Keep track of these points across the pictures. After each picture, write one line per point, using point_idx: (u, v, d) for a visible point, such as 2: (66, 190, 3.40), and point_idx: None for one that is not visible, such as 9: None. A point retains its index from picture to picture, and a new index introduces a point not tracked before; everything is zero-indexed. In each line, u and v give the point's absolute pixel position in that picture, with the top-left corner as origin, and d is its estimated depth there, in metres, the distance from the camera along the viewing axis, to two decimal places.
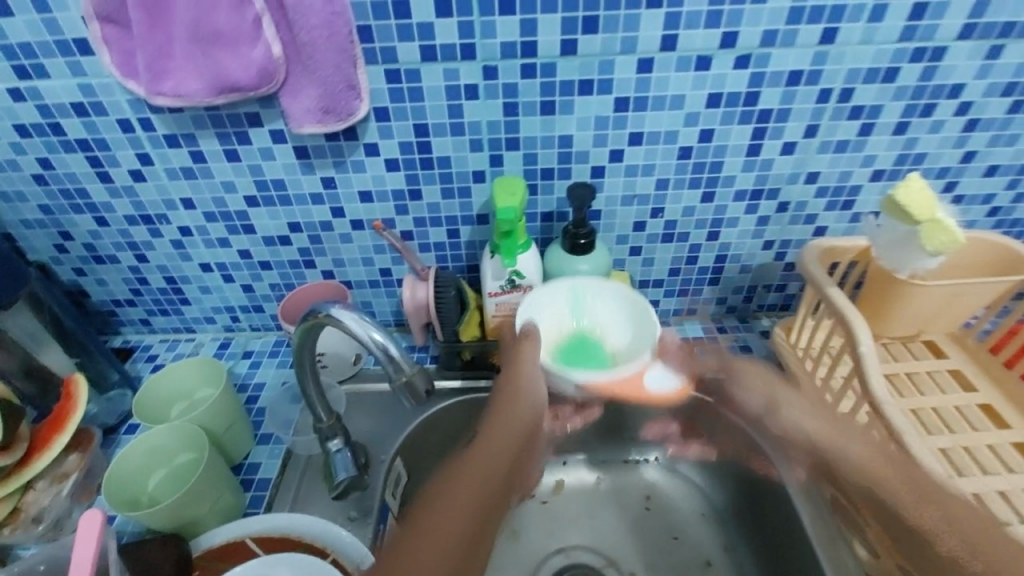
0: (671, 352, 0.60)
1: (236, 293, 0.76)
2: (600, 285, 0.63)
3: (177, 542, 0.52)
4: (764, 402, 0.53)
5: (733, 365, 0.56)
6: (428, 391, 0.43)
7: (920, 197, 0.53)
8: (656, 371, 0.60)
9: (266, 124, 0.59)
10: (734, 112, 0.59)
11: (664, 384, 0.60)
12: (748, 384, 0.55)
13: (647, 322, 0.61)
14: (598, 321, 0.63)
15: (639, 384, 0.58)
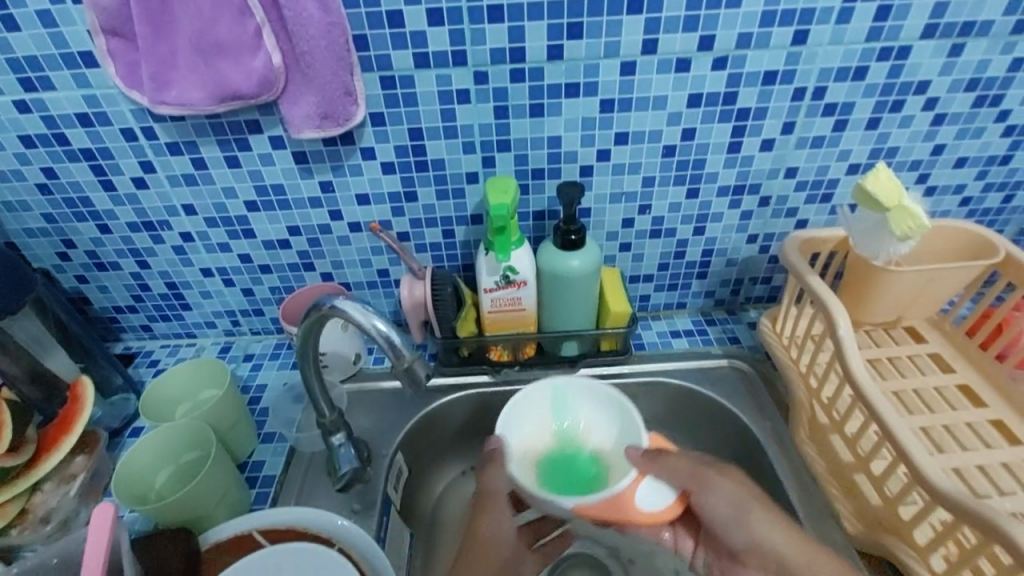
0: (654, 464, 0.57)
1: (237, 297, 0.77)
2: (579, 389, 0.65)
3: (186, 537, 0.53)
4: (730, 511, 0.56)
5: (705, 476, 0.56)
6: (428, 378, 0.45)
7: (888, 186, 0.56)
8: (647, 487, 0.57)
9: (266, 131, 0.62)
10: (714, 111, 0.62)
11: (658, 503, 0.57)
12: (718, 490, 0.56)
13: (630, 425, 0.61)
14: (584, 430, 0.64)
15: (630, 502, 0.56)
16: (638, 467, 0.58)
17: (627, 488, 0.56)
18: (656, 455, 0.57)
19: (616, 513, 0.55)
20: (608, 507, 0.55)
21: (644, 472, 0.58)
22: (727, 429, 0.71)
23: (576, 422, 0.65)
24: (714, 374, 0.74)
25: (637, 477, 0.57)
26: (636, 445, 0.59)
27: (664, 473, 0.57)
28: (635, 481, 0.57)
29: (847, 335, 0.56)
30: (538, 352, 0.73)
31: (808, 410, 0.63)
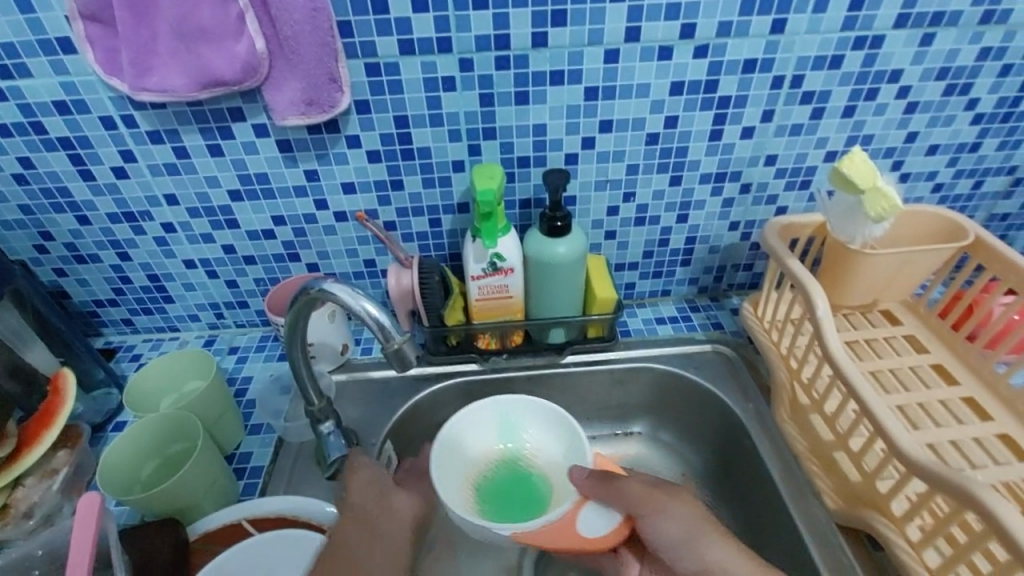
0: (599, 486, 0.55)
1: (221, 289, 0.77)
2: (524, 409, 0.66)
3: (174, 527, 0.53)
4: (681, 536, 0.49)
5: (656, 499, 0.50)
6: (417, 360, 0.45)
7: (863, 169, 0.58)
8: (591, 510, 0.54)
9: (249, 118, 0.61)
10: (696, 99, 0.63)
11: (601, 528, 0.53)
12: (673, 514, 0.49)
13: (575, 446, 0.62)
14: (530, 453, 0.66)
15: (569, 527, 0.53)
16: (582, 490, 0.56)
17: (567, 514, 0.54)
18: (600, 478, 0.55)
19: (555, 539, 0.52)
20: (546, 536, 0.52)
21: (588, 495, 0.55)
22: (712, 413, 0.73)
23: (521, 443, 0.66)
24: (698, 359, 0.75)
25: (578, 502, 0.55)
26: (581, 468, 0.58)
27: (610, 496, 0.54)
28: (576, 505, 0.55)
29: (825, 316, 0.57)
30: (525, 340, 0.74)
31: (789, 391, 0.65)
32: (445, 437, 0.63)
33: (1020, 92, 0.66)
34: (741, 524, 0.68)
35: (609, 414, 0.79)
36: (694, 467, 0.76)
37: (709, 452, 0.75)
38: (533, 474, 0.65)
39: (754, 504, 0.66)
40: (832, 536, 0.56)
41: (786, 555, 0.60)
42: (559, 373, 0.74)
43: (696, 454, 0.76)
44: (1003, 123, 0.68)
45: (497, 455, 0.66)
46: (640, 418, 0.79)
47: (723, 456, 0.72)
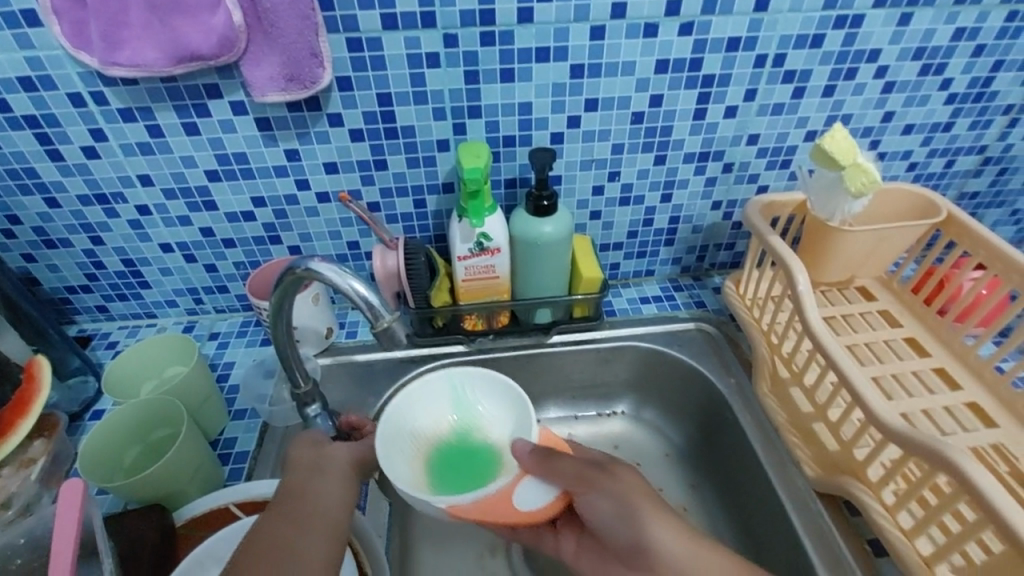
0: (540, 463, 0.51)
1: (199, 273, 0.75)
2: (481, 380, 0.60)
3: (159, 513, 0.52)
4: (615, 512, 0.47)
5: (591, 476, 0.49)
6: (408, 339, 0.45)
7: (844, 145, 0.59)
8: (529, 485, 0.51)
9: (226, 96, 0.59)
10: (681, 77, 0.63)
11: (537, 502, 0.50)
12: (607, 490, 0.48)
13: (524, 419, 0.56)
14: (483, 425, 0.60)
15: (506, 500, 0.50)
16: (523, 465, 0.52)
17: (505, 488, 0.50)
18: (543, 455, 0.51)
19: (491, 513, 0.48)
20: (483, 508, 0.49)
21: (529, 470, 0.51)
22: (696, 388, 0.74)
23: (475, 415, 0.60)
24: (681, 337, 0.76)
25: (518, 476, 0.51)
26: (527, 442, 0.53)
27: (550, 474, 0.50)
28: (514, 479, 0.51)
29: (805, 291, 0.59)
30: (512, 321, 0.74)
31: (770, 365, 0.67)
32: (396, 406, 0.57)
33: (992, 72, 0.67)
34: (723, 496, 0.70)
35: (592, 393, 0.80)
36: (678, 443, 0.78)
37: (692, 427, 0.76)
38: (484, 446, 0.58)
39: (735, 476, 0.68)
40: (811, 503, 0.58)
41: (767, 523, 0.62)
42: (546, 353, 0.75)
43: (679, 430, 0.78)
44: (975, 103, 0.70)
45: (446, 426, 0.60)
46: (624, 396, 0.81)
47: (705, 431, 0.74)
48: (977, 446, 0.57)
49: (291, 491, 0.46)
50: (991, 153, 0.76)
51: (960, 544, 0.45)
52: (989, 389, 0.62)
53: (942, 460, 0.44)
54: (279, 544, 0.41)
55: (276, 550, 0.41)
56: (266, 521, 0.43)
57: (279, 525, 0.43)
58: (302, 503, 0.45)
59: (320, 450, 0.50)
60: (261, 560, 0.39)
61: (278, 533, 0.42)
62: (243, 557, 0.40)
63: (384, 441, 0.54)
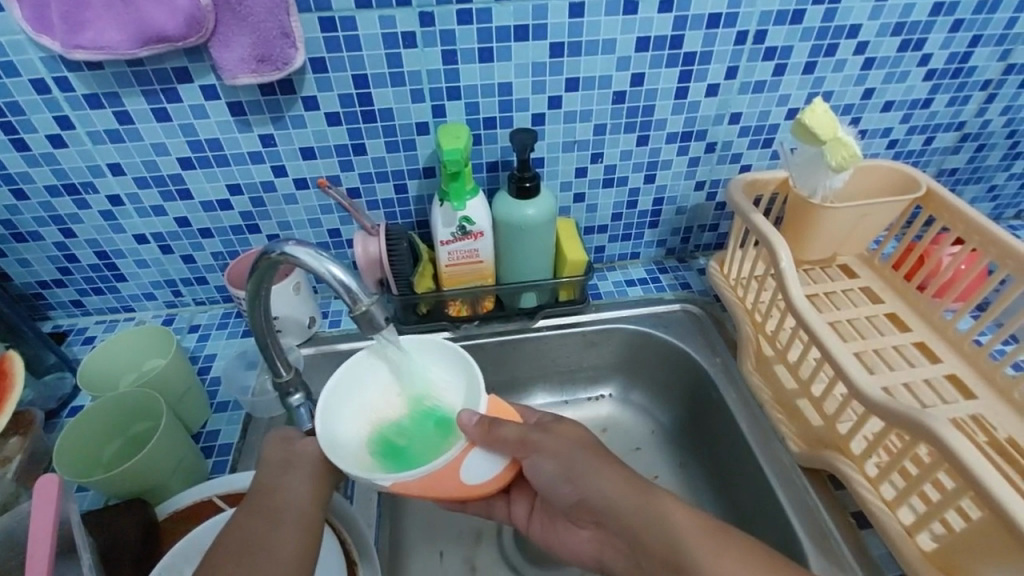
0: (483, 434, 0.49)
1: (176, 265, 0.73)
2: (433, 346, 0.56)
3: (141, 507, 0.51)
4: (559, 474, 0.49)
5: (533, 439, 0.49)
6: (388, 322, 0.44)
7: (824, 120, 0.59)
8: (476, 457, 0.49)
9: (196, 80, 0.58)
10: (662, 56, 0.62)
11: (485, 474, 0.49)
12: (550, 450, 0.49)
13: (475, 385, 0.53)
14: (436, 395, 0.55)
15: (453, 473, 0.48)
16: (470, 436, 0.49)
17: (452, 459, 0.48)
18: (489, 426, 0.49)
19: (437, 487, 0.47)
20: (427, 484, 0.47)
21: (476, 441, 0.49)
22: (683, 369, 0.74)
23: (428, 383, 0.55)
24: (667, 318, 0.77)
25: (466, 447, 0.49)
26: (474, 411, 0.50)
27: (495, 442, 0.49)
28: (463, 451, 0.49)
29: (788, 268, 0.59)
30: (497, 305, 0.74)
31: (754, 343, 0.67)
32: (339, 375, 0.53)
33: (970, 47, 0.68)
34: (710, 474, 0.71)
35: (579, 377, 0.80)
36: (666, 423, 0.78)
37: (678, 408, 0.77)
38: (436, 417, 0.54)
39: (722, 455, 0.69)
40: (796, 478, 0.59)
41: (754, 499, 0.63)
42: (532, 338, 0.75)
43: (666, 411, 0.78)
44: (953, 78, 0.70)
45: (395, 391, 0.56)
46: (612, 379, 0.81)
47: (692, 411, 0.74)
48: (957, 417, 0.58)
49: (266, 486, 0.46)
50: (969, 130, 0.77)
51: (940, 512, 0.46)
52: (967, 360, 0.63)
53: (922, 429, 0.45)
54: (253, 542, 0.42)
55: (250, 548, 0.41)
56: (241, 518, 0.43)
57: (253, 521, 0.43)
58: (278, 496, 0.45)
59: (291, 447, 0.49)
60: (235, 562, 0.40)
61: (252, 531, 0.42)
62: (220, 558, 0.40)
63: (327, 410, 0.51)
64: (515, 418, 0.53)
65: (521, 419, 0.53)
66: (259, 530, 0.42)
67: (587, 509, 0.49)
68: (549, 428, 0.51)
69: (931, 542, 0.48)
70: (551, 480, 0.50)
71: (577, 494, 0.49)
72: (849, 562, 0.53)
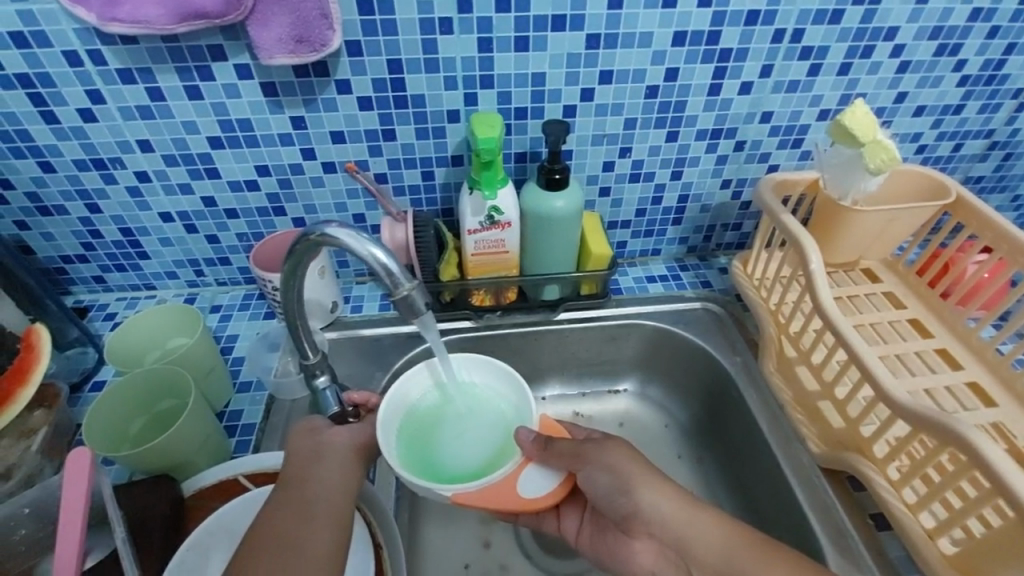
0: (539, 451, 0.52)
1: (200, 244, 0.73)
2: (490, 367, 0.59)
3: (170, 484, 0.52)
4: (613, 485, 0.50)
5: (584, 450, 0.51)
6: (427, 308, 0.44)
7: (864, 121, 0.58)
8: (532, 472, 0.52)
9: (231, 58, 0.57)
10: (697, 51, 0.62)
11: (541, 488, 0.51)
12: (602, 463, 0.51)
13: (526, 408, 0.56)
14: (491, 413, 0.59)
15: (511, 487, 0.51)
16: (526, 452, 0.53)
17: (509, 475, 0.51)
18: (544, 443, 0.52)
19: (496, 499, 0.49)
20: (486, 496, 0.49)
21: (531, 457, 0.53)
22: (702, 367, 0.74)
23: (484, 403, 0.59)
24: (688, 316, 0.77)
25: (520, 464, 0.52)
26: (530, 430, 0.54)
27: (551, 458, 0.52)
28: (518, 467, 0.52)
29: (818, 269, 0.59)
30: (520, 297, 0.74)
31: (776, 344, 0.67)
32: (398, 388, 0.57)
33: (1005, 54, 0.67)
34: (726, 472, 0.71)
35: (597, 371, 0.81)
36: (682, 419, 0.78)
37: (696, 405, 0.77)
38: (492, 438, 0.57)
39: (739, 452, 0.69)
40: (816, 480, 0.59)
41: (772, 498, 0.63)
42: (552, 330, 0.74)
43: (682, 407, 0.79)
44: (986, 85, 0.70)
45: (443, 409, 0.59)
46: (630, 373, 0.81)
47: (710, 409, 0.74)
48: (979, 423, 0.58)
49: (296, 477, 0.47)
50: (998, 138, 0.76)
51: (961, 517, 0.46)
52: (988, 368, 0.64)
53: (948, 432, 0.44)
54: (291, 534, 0.42)
55: (287, 540, 0.41)
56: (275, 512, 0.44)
57: (288, 514, 0.43)
58: (309, 488, 0.46)
59: (319, 438, 0.50)
60: (274, 554, 0.40)
61: (288, 524, 0.42)
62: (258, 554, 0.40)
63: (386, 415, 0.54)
64: (564, 434, 0.56)
65: (571, 434, 0.56)
66: (293, 522, 0.43)
67: (640, 524, 0.50)
68: (603, 440, 0.52)
69: (952, 546, 0.48)
70: (606, 492, 0.50)
71: (632, 506, 0.49)
72: (867, 563, 0.53)
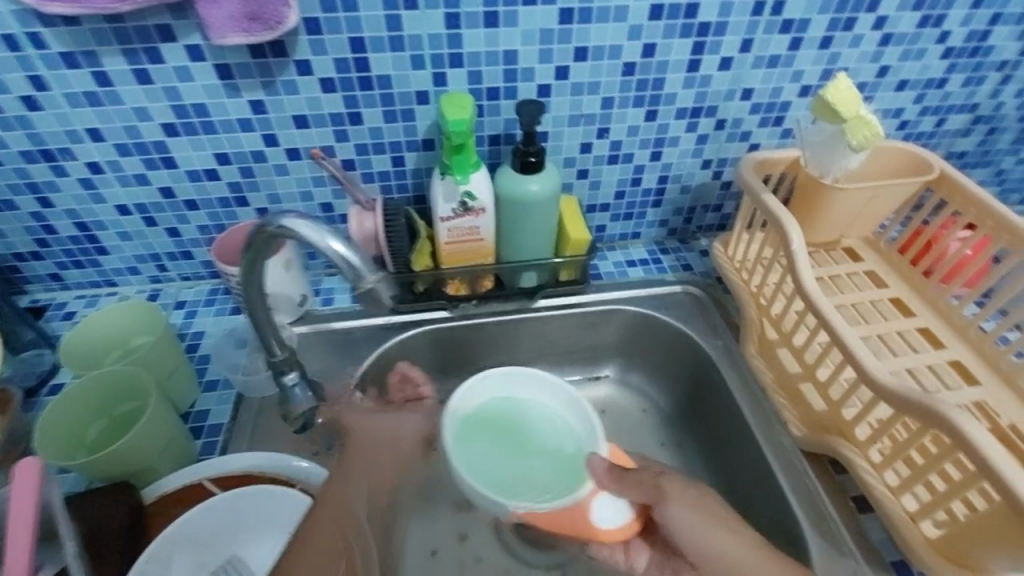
0: (614, 478, 0.51)
1: (161, 238, 0.70)
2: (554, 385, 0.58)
3: (128, 492, 0.49)
4: None
5: None
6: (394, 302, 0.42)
7: (846, 96, 0.57)
8: (603, 500, 0.51)
9: (181, 39, 0.54)
10: (675, 25, 0.59)
11: (615, 518, 0.51)
12: None
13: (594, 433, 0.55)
14: (553, 437, 0.57)
15: (583, 514, 0.50)
16: (599, 479, 0.51)
17: (581, 500, 0.50)
18: (621, 472, 0.51)
19: (565, 523, 0.50)
20: (556, 517, 0.50)
21: (604, 485, 0.51)
22: (683, 352, 0.73)
23: (549, 420, 0.58)
24: (669, 300, 0.75)
25: (592, 490, 0.51)
26: (600, 455, 0.53)
27: (629, 488, 0.51)
28: (591, 493, 0.51)
29: (799, 249, 0.57)
30: (496, 286, 0.71)
31: (758, 326, 0.66)
32: (467, 389, 0.58)
33: (989, 26, 0.66)
34: (708, 457, 0.71)
35: (578, 359, 0.79)
36: (664, 403, 0.77)
37: (677, 389, 0.76)
38: (552, 463, 0.54)
39: (721, 436, 0.68)
40: (797, 463, 0.58)
41: (753, 481, 0.62)
42: (530, 317, 0.73)
43: (663, 392, 0.77)
44: (970, 58, 0.68)
45: (504, 417, 0.58)
46: (611, 360, 0.80)
47: (692, 394, 0.73)
48: (960, 402, 0.58)
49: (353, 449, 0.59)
50: (981, 112, 0.75)
51: (946, 500, 0.45)
52: (971, 346, 0.63)
53: (933, 416, 0.44)
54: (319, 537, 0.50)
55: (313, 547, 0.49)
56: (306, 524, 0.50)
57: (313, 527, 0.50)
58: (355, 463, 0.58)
59: None
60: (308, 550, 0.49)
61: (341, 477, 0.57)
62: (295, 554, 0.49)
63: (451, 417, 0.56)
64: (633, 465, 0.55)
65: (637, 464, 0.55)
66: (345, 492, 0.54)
67: None
68: None
69: (935, 528, 0.48)
70: None
71: None
72: (848, 545, 0.53)
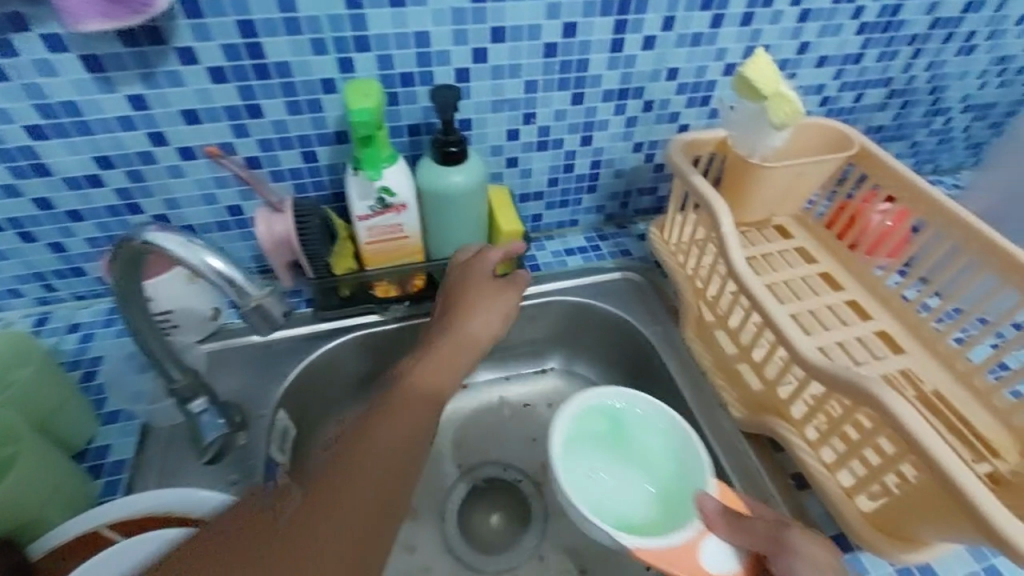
0: (728, 522, 0.48)
1: (43, 255, 0.62)
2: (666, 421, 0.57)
3: (11, 550, 0.44)
4: None
5: None
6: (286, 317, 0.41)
7: (766, 73, 0.56)
8: (713, 542, 0.49)
9: (35, 27, 0.47)
10: (594, 3, 0.57)
11: (724, 563, 0.48)
12: None
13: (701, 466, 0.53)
14: (653, 463, 0.57)
15: (691, 555, 0.48)
16: (710, 522, 0.49)
17: (687, 543, 0.49)
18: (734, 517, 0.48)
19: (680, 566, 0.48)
20: (669, 557, 0.48)
21: (715, 527, 0.49)
22: (624, 339, 0.72)
23: (635, 446, 0.58)
24: (609, 288, 0.74)
25: (701, 531, 0.50)
26: (712, 497, 0.50)
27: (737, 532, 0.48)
28: (698, 533, 0.50)
29: (728, 230, 0.57)
30: (429, 284, 0.67)
31: (694, 310, 0.65)
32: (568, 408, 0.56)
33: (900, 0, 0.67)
34: None
35: (521, 353, 0.77)
36: None
37: (621, 377, 0.75)
38: (666, 493, 0.55)
39: None
40: (738, 445, 0.58)
41: None
42: None
43: (608, 381, 0.76)
44: (883, 33, 0.70)
45: (601, 438, 0.58)
46: (554, 352, 0.78)
47: (635, 381, 0.73)
48: (887, 373, 0.60)
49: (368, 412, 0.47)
50: (896, 86, 0.77)
51: (879, 476, 0.46)
52: (896, 315, 0.65)
53: (862, 393, 0.44)
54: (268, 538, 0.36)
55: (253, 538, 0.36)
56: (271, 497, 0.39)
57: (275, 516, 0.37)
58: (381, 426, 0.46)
59: None
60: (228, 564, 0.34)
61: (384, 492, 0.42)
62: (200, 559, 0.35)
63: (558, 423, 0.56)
64: (744, 506, 0.51)
65: (749, 506, 0.51)
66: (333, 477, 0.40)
67: None
68: None
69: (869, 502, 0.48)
70: None
71: None
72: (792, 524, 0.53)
